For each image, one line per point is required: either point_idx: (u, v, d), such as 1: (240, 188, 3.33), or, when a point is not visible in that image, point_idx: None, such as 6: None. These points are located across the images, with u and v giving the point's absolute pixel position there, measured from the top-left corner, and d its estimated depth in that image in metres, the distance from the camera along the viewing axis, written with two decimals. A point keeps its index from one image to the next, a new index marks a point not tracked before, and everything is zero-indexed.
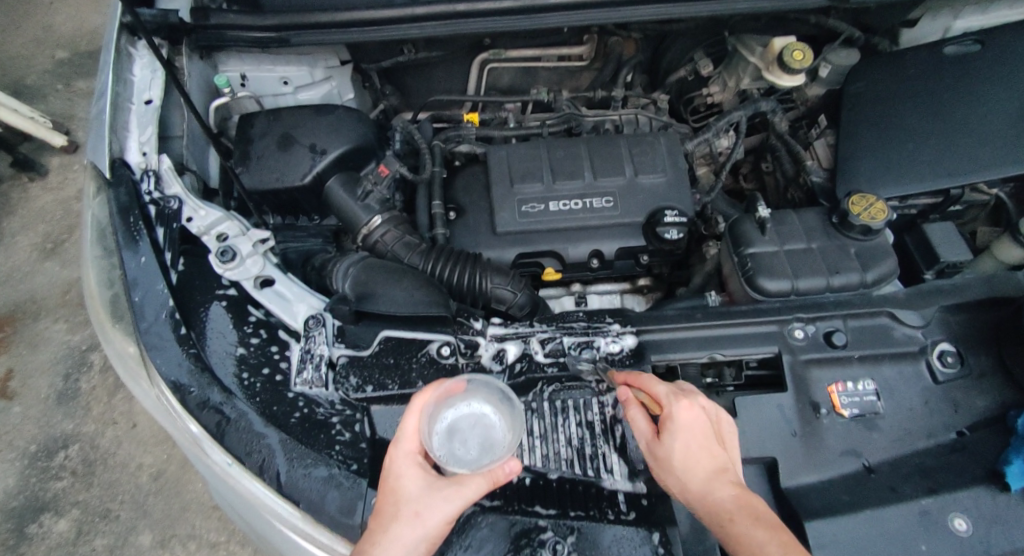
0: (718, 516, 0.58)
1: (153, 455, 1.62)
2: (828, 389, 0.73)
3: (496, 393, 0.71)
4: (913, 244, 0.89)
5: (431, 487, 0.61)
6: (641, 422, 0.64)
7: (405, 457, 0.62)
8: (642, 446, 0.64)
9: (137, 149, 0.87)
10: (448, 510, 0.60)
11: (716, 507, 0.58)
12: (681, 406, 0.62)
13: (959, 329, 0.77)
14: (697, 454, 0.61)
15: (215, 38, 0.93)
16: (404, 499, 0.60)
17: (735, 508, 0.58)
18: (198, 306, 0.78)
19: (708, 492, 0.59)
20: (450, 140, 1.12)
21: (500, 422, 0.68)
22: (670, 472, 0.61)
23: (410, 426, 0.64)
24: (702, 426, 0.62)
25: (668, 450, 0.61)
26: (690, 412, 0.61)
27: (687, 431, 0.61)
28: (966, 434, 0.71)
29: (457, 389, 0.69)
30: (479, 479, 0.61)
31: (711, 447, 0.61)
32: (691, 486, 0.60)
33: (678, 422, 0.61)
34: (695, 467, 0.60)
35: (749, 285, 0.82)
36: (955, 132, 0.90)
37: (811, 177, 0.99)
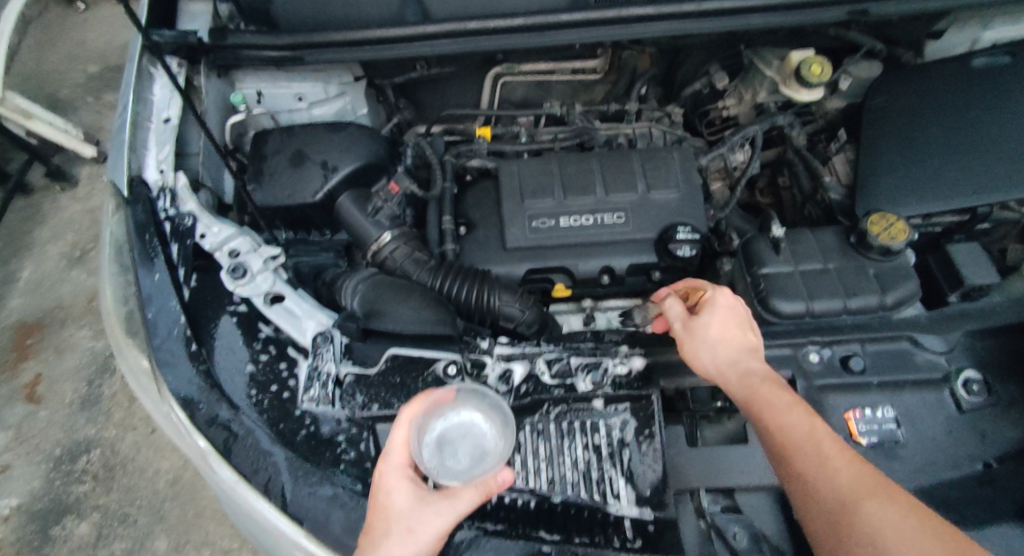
0: (746, 381, 0.64)
1: (170, 461, 1.64)
2: (844, 416, 0.71)
3: (486, 401, 0.71)
4: (936, 265, 0.85)
5: (422, 501, 0.62)
6: (679, 308, 0.74)
7: (394, 472, 0.64)
8: (677, 324, 0.73)
9: (155, 167, 0.89)
10: (441, 523, 0.61)
11: (745, 372, 0.65)
12: (723, 291, 0.73)
13: (986, 355, 0.74)
14: (732, 331, 0.69)
15: (232, 57, 0.96)
16: (394, 515, 0.61)
17: (765, 376, 0.64)
18: (209, 322, 0.79)
19: (742, 362, 0.66)
20: (461, 155, 1.12)
21: (490, 430, 0.69)
22: (701, 341, 0.69)
23: (399, 438, 0.65)
24: (739, 314, 0.71)
25: (705, 323, 0.70)
26: (730, 298, 0.71)
27: (726, 312, 0.71)
28: (994, 466, 0.68)
29: (446, 399, 0.69)
30: (471, 491, 0.62)
31: (745, 332, 0.69)
32: (720, 354, 0.67)
33: (720, 303, 0.71)
34: (728, 340, 0.68)
35: (762, 308, 0.78)
36: (979, 149, 0.87)
37: (829, 195, 0.96)
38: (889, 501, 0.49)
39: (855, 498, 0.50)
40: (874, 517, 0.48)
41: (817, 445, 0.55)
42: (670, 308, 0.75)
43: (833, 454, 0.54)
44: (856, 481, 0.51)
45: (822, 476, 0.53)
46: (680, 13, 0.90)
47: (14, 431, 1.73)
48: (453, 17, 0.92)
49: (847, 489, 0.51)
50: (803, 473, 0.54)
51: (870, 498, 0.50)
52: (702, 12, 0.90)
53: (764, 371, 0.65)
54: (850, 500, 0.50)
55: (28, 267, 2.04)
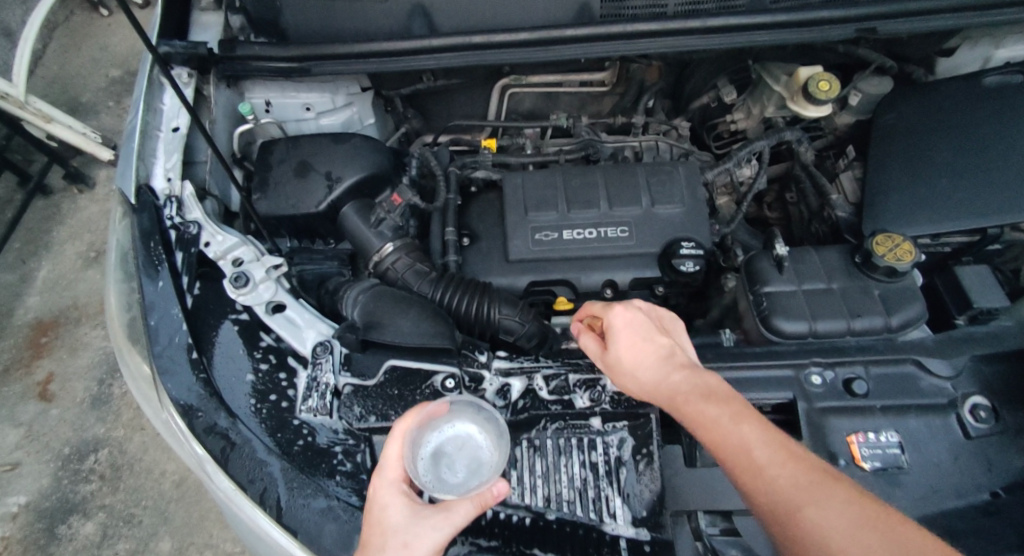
0: (674, 403, 0.59)
1: (176, 462, 1.66)
2: (847, 439, 0.69)
3: (481, 414, 0.72)
4: (944, 286, 0.84)
5: (418, 515, 0.60)
6: (593, 344, 0.69)
7: (389, 486, 0.62)
8: (600, 364, 0.69)
9: (163, 175, 0.89)
10: (437, 538, 0.59)
11: (670, 393, 0.59)
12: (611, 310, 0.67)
13: (994, 380, 0.72)
14: (642, 347, 0.64)
15: (241, 68, 0.97)
16: (390, 530, 0.59)
17: (690, 389, 0.58)
18: (210, 330, 0.80)
19: (664, 381, 0.60)
20: (466, 167, 1.11)
21: (485, 442, 0.69)
22: (622, 375, 0.65)
23: (393, 453, 0.63)
24: (636, 326, 0.65)
25: (617, 355, 0.65)
26: (619, 315, 0.66)
27: (625, 331, 0.65)
28: (1001, 495, 0.66)
29: (440, 412, 0.69)
30: (467, 503, 0.60)
31: (655, 339, 0.64)
32: (643, 384, 0.62)
33: (615, 325, 0.66)
34: (643, 361, 0.63)
35: (764, 326, 0.78)
36: (987, 171, 0.86)
37: (836, 212, 0.95)
38: (828, 498, 0.47)
39: (798, 508, 0.48)
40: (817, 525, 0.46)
41: (750, 455, 0.51)
42: (585, 343, 0.70)
43: (769, 461, 0.50)
44: (796, 486, 0.49)
45: (763, 489, 0.50)
46: (685, 29, 0.90)
47: (25, 428, 1.75)
48: (458, 31, 0.92)
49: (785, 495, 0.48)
50: (746, 490, 0.51)
51: (813, 503, 0.47)
52: (707, 28, 0.90)
53: (688, 383, 0.59)
54: (791, 511, 0.48)
55: (44, 267, 2.08)
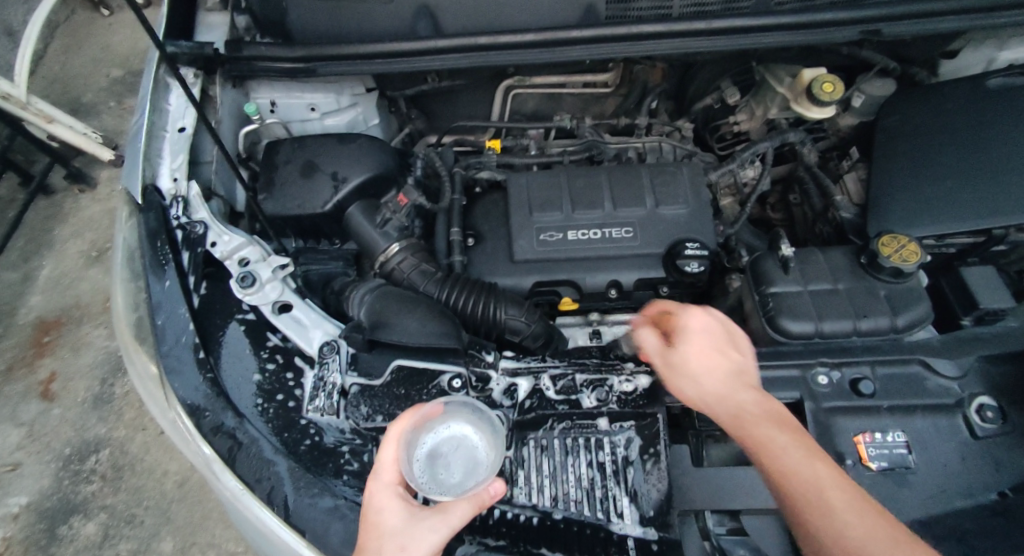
0: (738, 418, 0.57)
1: (178, 462, 1.65)
2: (854, 439, 0.70)
3: (475, 414, 0.72)
4: (949, 287, 0.84)
5: (414, 517, 0.59)
6: (654, 339, 0.67)
7: (384, 489, 0.61)
8: (655, 360, 0.66)
9: (169, 176, 0.89)
10: (435, 540, 0.58)
11: (738, 409, 0.57)
12: (691, 311, 0.66)
13: (1001, 381, 0.73)
14: (713, 357, 0.62)
15: (247, 68, 0.97)
16: (385, 533, 0.58)
17: (759, 411, 0.56)
18: (217, 330, 0.80)
19: (731, 393, 0.59)
20: (470, 168, 1.11)
21: (481, 441, 0.69)
22: (682, 375, 0.63)
23: (388, 456, 0.63)
24: (713, 333, 0.64)
25: (682, 355, 0.63)
26: (701, 318, 0.65)
27: (701, 336, 0.64)
28: (1008, 495, 0.67)
29: (435, 414, 0.70)
30: (465, 503, 0.60)
31: (729, 353, 0.63)
32: (705, 391, 0.60)
33: (690, 327, 0.64)
34: (711, 369, 0.61)
35: (770, 326, 0.77)
36: (991, 173, 0.87)
37: (841, 213, 0.95)
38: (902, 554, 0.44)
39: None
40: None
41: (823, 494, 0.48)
42: (643, 339, 0.69)
43: (842, 504, 0.48)
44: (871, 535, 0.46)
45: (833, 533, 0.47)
46: (691, 31, 0.91)
47: (27, 428, 1.75)
48: (464, 33, 0.92)
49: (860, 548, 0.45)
50: (806, 524, 0.49)
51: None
52: (713, 30, 0.90)
53: (759, 404, 0.57)
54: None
55: (46, 266, 2.07)
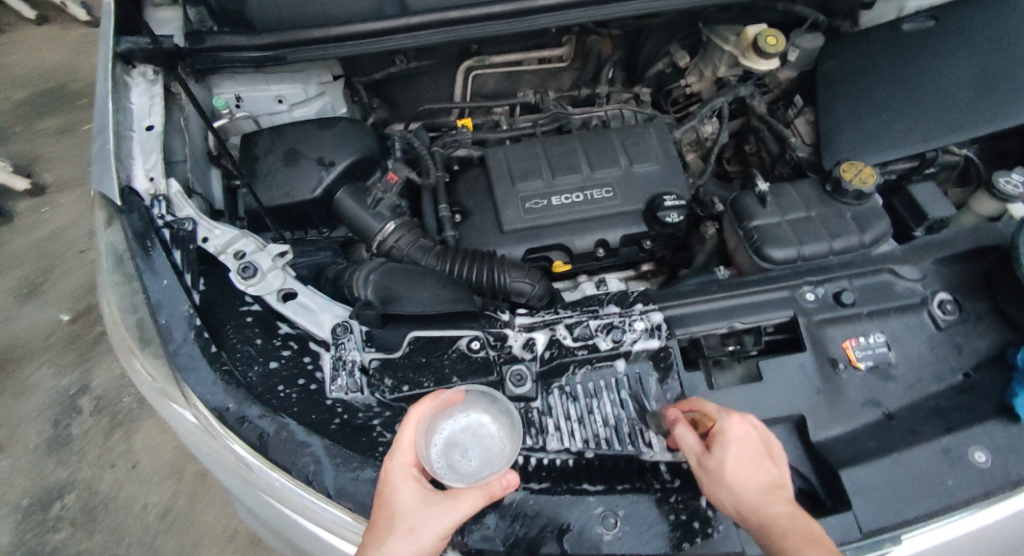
0: (771, 533, 0.57)
1: (158, 493, 1.56)
2: (843, 345, 0.78)
3: (496, 404, 0.72)
4: (901, 204, 0.94)
5: (428, 500, 0.61)
6: (691, 439, 0.64)
7: (400, 470, 0.63)
8: (692, 461, 0.64)
9: (144, 175, 0.86)
10: (444, 524, 0.60)
11: (771, 523, 0.57)
12: (731, 417, 0.63)
13: (954, 279, 0.83)
14: (750, 471, 0.61)
15: (210, 60, 0.94)
16: (399, 513, 0.60)
17: (790, 523, 0.57)
18: (224, 324, 0.78)
19: (763, 508, 0.58)
20: (448, 146, 1.14)
21: (498, 433, 0.70)
22: (720, 482, 0.61)
23: (407, 437, 0.64)
24: (753, 443, 0.62)
25: (720, 462, 0.61)
26: (741, 426, 0.62)
27: (740, 446, 0.62)
28: (972, 374, 0.77)
29: (456, 400, 0.71)
30: (475, 493, 0.62)
31: (765, 465, 0.61)
32: (742, 502, 0.59)
33: (729, 436, 0.62)
34: (747, 482, 0.60)
35: (757, 255, 0.85)
36: (926, 101, 0.96)
37: (798, 153, 1.04)
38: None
39: None
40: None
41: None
42: (681, 435, 0.65)
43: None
44: None
45: None
46: None
47: None
48: (433, 7, 0.94)
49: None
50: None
51: None
52: None
53: (790, 518, 0.58)
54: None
55: None
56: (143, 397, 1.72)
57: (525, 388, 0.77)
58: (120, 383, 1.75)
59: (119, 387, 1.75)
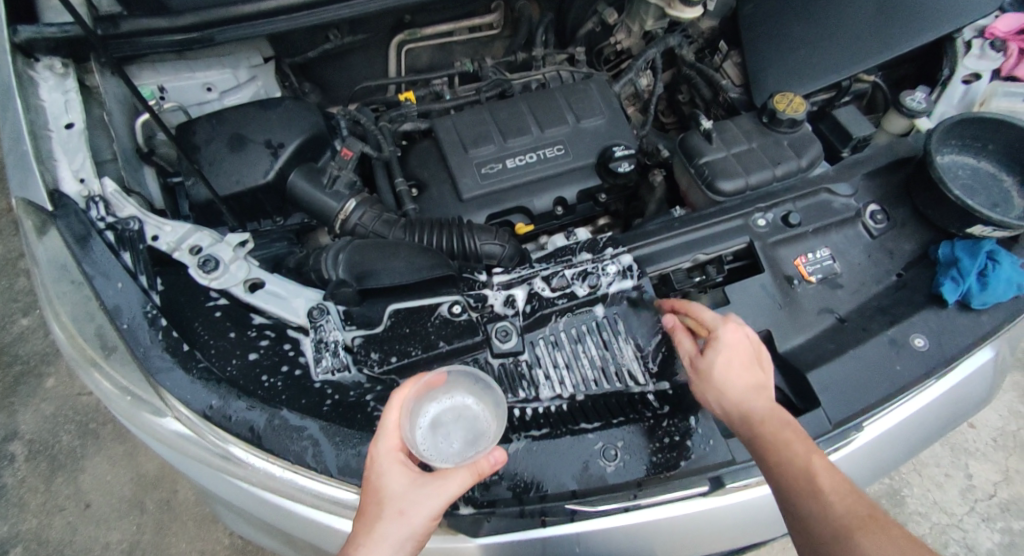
0: (750, 422, 0.64)
1: (120, 529, 1.45)
2: (795, 263, 0.85)
3: (478, 384, 0.71)
4: (828, 129, 1.03)
5: (415, 483, 0.59)
6: (687, 343, 0.71)
7: (386, 456, 0.60)
8: (686, 362, 0.70)
9: (72, 177, 0.79)
10: (434, 505, 0.59)
11: (752, 414, 0.64)
12: (726, 326, 0.68)
13: (880, 191, 0.92)
14: (737, 372, 0.67)
15: (129, 48, 0.86)
16: (387, 499, 0.59)
17: (768, 416, 0.64)
18: (192, 321, 0.75)
19: (748, 402, 0.65)
20: (394, 121, 1.14)
21: (483, 413, 0.70)
22: (709, 382, 0.67)
23: (390, 423, 0.61)
24: (745, 347, 0.68)
25: (711, 364, 0.67)
26: (734, 334, 0.68)
27: (731, 350, 0.67)
28: (903, 274, 0.86)
29: (437, 382, 0.68)
30: (462, 474, 0.60)
31: (753, 368, 0.68)
32: (729, 399, 0.66)
33: (724, 342, 0.68)
34: (734, 381, 0.66)
35: (709, 190, 0.92)
36: (838, 36, 1.03)
37: (730, 94, 1.11)
38: (878, 535, 0.54)
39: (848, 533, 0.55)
40: (868, 549, 0.53)
41: (815, 482, 0.58)
42: (677, 340, 0.72)
43: (830, 488, 0.58)
44: (847, 513, 0.56)
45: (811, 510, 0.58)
46: None
47: None
48: None
49: (838, 522, 0.56)
50: (797, 502, 0.59)
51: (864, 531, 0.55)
52: None
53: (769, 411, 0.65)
54: (843, 534, 0.55)
55: None
56: (85, 432, 1.58)
57: (511, 343, 0.78)
58: (54, 422, 1.60)
59: (53, 427, 1.60)
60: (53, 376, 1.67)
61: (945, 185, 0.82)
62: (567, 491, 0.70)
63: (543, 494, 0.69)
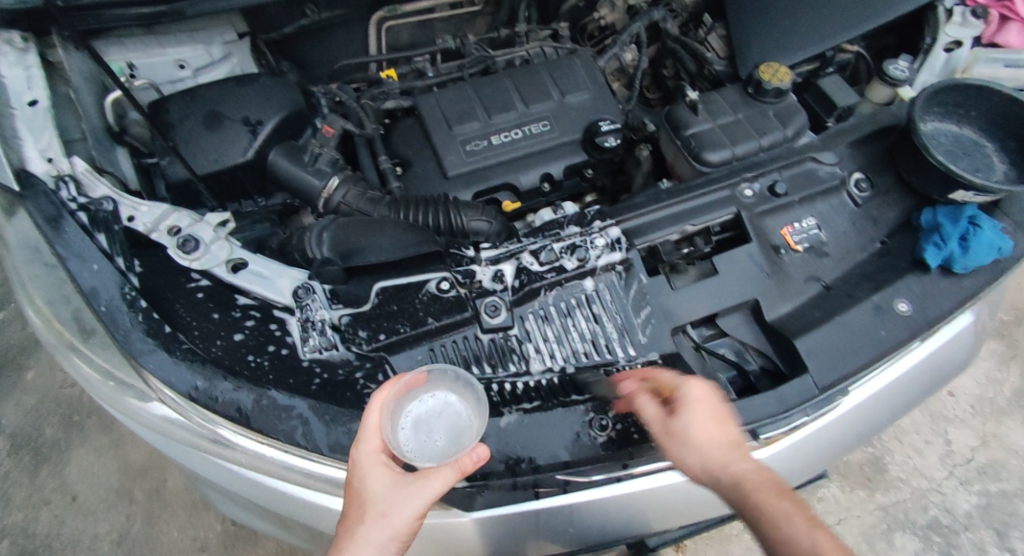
0: (742, 491, 0.61)
1: (110, 520, 1.43)
2: (782, 232, 0.85)
3: (459, 380, 0.69)
4: (813, 100, 1.03)
5: (397, 484, 0.60)
6: (652, 409, 0.68)
7: (367, 458, 0.61)
8: (655, 428, 0.67)
9: (40, 157, 0.76)
10: (415, 505, 0.60)
11: (740, 479, 0.62)
12: (691, 383, 0.66)
13: (864, 160, 0.92)
14: (711, 431, 0.64)
15: (94, 20, 0.80)
16: (369, 500, 0.60)
17: (758, 478, 0.62)
18: (173, 303, 0.73)
19: (731, 464, 0.63)
20: (376, 98, 1.12)
21: (465, 410, 0.68)
22: (683, 445, 0.65)
23: (371, 425, 0.61)
24: (713, 403, 0.66)
25: (683, 427, 0.65)
26: (700, 390, 0.66)
27: (700, 409, 0.65)
28: (887, 241, 0.87)
29: (418, 382, 0.67)
30: (445, 471, 0.60)
31: (724, 424, 0.65)
32: (709, 462, 0.63)
33: (690, 402, 0.65)
34: (710, 441, 0.64)
35: (696, 162, 0.92)
36: (821, 6, 1.03)
37: (715, 67, 1.10)
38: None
39: None
40: None
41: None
42: (642, 406, 0.69)
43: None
44: None
45: None
46: None
47: None
48: None
49: None
50: None
51: None
52: None
53: (757, 473, 0.62)
54: None
55: None
56: (68, 425, 1.55)
57: (501, 318, 0.78)
58: (36, 415, 1.57)
59: (35, 420, 1.57)
60: (33, 368, 1.63)
61: (927, 150, 0.82)
62: (559, 461, 0.71)
63: (535, 466, 0.70)
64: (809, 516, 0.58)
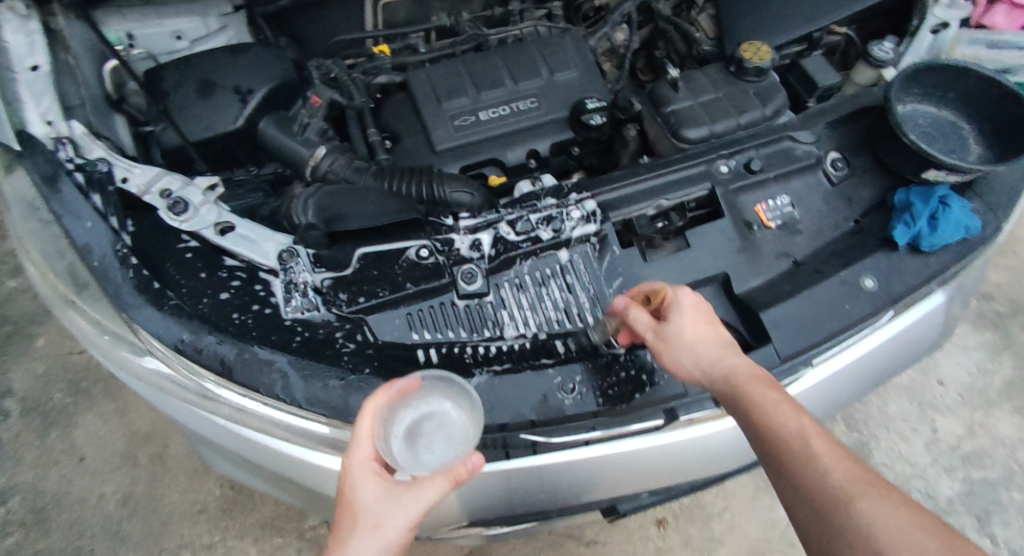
0: (732, 382, 0.62)
1: (114, 481, 1.49)
2: (755, 210, 0.87)
3: (453, 387, 0.70)
4: (796, 79, 1.04)
5: (389, 493, 0.58)
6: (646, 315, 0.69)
7: (360, 466, 0.60)
8: (648, 333, 0.68)
9: (40, 120, 0.80)
10: (409, 516, 0.57)
11: (730, 373, 0.62)
12: (684, 290, 0.69)
13: (843, 140, 0.93)
14: (704, 332, 0.67)
15: None
16: (360, 511, 0.57)
17: (747, 372, 0.62)
18: (163, 261, 0.77)
19: (723, 358, 0.64)
20: (369, 73, 1.15)
21: (461, 418, 0.68)
22: (677, 345, 0.66)
23: (364, 430, 0.61)
24: (703, 310, 0.69)
25: (676, 329, 0.66)
26: (693, 295, 0.68)
27: (691, 312, 0.68)
28: (861, 221, 0.88)
29: (412, 390, 0.66)
30: (440, 480, 0.59)
31: (715, 329, 0.67)
32: (701, 358, 0.65)
33: (682, 305, 0.68)
34: (702, 341, 0.66)
35: (676, 138, 0.94)
36: None
37: (703, 47, 1.11)
38: (879, 494, 0.50)
39: (849, 496, 0.50)
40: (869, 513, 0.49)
41: (806, 441, 0.54)
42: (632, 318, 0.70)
43: (822, 450, 0.54)
44: (845, 475, 0.52)
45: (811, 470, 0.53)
46: None
47: None
48: None
49: (835, 482, 0.51)
50: (789, 464, 0.54)
51: (865, 495, 0.50)
52: None
53: (747, 367, 0.62)
54: (844, 500, 0.50)
55: None
56: (76, 390, 1.61)
57: (477, 285, 0.80)
58: (47, 380, 1.63)
59: (45, 384, 1.63)
60: (43, 335, 1.70)
61: (900, 130, 0.83)
62: (526, 420, 0.74)
63: (503, 425, 0.73)
64: (801, 408, 0.58)
